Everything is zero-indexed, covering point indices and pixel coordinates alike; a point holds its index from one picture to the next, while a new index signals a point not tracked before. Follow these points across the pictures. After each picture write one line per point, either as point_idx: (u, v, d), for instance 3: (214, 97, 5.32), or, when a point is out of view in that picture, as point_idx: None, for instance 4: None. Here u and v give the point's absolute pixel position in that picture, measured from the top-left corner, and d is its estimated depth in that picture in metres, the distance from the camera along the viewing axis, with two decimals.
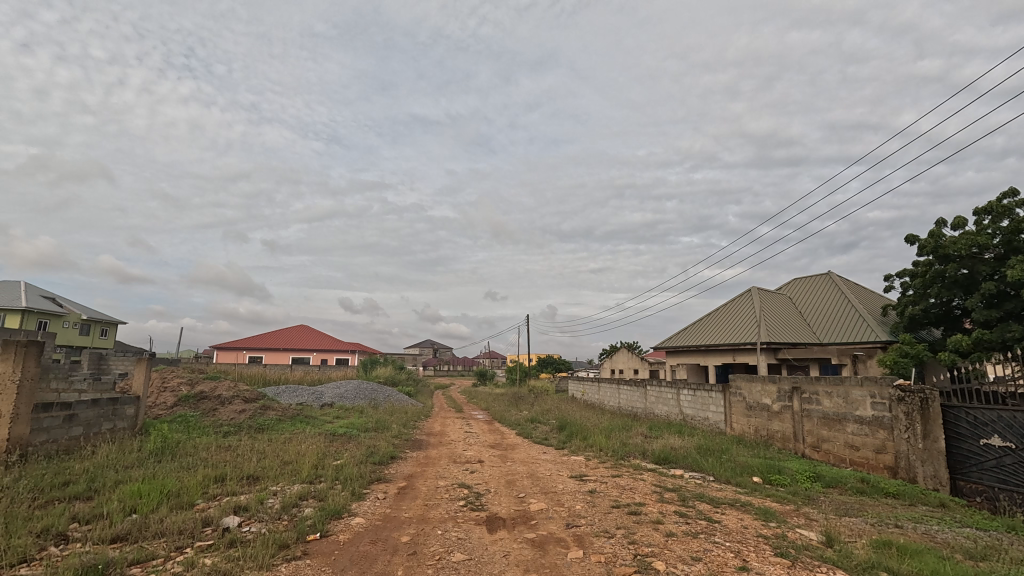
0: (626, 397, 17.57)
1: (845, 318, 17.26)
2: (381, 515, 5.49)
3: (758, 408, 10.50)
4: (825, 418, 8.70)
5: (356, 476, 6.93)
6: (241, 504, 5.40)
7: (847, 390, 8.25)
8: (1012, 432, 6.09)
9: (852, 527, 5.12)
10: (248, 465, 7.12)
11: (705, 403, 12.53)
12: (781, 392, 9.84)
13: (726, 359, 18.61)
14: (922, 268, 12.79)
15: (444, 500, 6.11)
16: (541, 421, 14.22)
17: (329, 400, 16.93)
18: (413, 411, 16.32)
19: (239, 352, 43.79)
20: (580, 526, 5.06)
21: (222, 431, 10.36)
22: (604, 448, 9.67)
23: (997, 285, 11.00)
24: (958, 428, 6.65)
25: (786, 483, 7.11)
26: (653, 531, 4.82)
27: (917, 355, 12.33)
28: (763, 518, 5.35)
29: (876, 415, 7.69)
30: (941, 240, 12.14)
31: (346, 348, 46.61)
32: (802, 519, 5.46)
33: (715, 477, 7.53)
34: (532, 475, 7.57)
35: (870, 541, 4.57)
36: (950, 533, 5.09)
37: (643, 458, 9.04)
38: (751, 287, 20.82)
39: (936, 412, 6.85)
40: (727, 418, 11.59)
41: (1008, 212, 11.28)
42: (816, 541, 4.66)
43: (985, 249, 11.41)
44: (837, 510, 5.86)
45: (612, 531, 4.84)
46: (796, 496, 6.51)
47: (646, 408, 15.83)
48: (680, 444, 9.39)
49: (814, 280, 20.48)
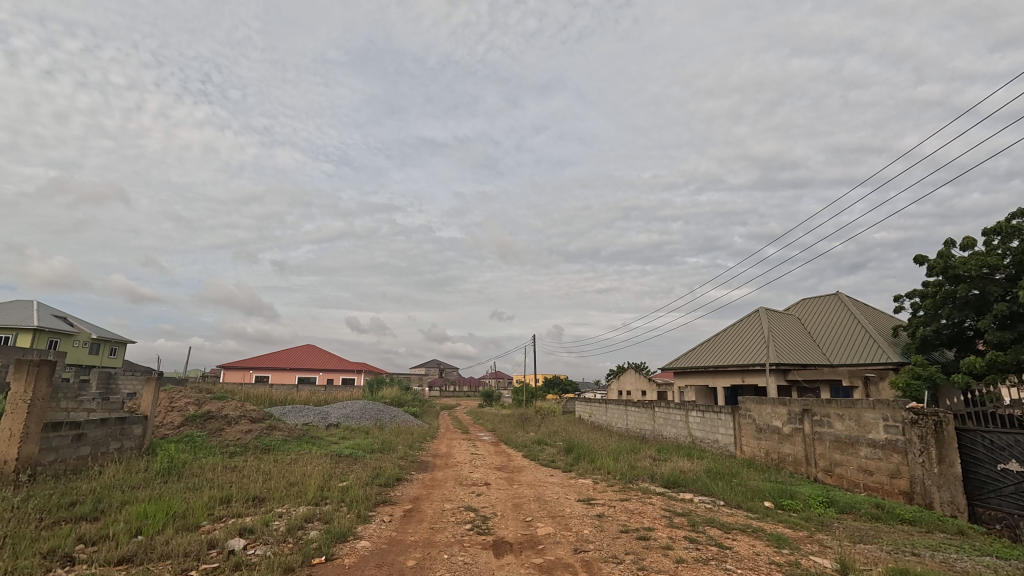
0: (634, 419, 17.31)
1: (855, 338, 17.10)
2: (387, 539, 5.42)
3: (768, 430, 10.34)
4: (837, 442, 8.54)
5: (362, 498, 6.88)
6: (246, 526, 5.36)
7: (858, 413, 8.12)
8: None
9: (867, 555, 5.00)
10: (253, 486, 7.07)
11: (714, 425, 12.37)
12: (791, 414, 9.70)
13: (734, 381, 18.42)
14: (932, 289, 12.69)
15: (451, 524, 6.04)
16: (548, 443, 14.06)
17: (335, 419, 16.96)
18: (419, 433, 16.19)
19: (245, 372, 43.89)
20: (589, 551, 4.96)
21: (228, 451, 10.35)
22: (612, 471, 9.55)
23: (1010, 306, 10.87)
24: (975, 452, 6.49)
25: (798, 508, 6.96)
26: (662, 557, 4.72)
27: (930, 377, 12.13)
28: (776, 544, 5.23)
29: (890, 438, 7.55)
30: (950, 261, 12.08)
31: (352, 368, 46.69)
32: (815, 546, 5.34)
33: (725, 501, 7.40)
34: (539, 498, 7.47)
35: (885, 569, 4.45)
36: (969, 562, 4.95)
37: (652, 481, 8.90)
38: (760, 307, 20.68)
39: (951, 435, 6.72)
40: (736, 440, 11.44)
41: (1017, 233, 11.23)
42: (830, 568, 4.55)
43: (995, 270, 11.34)
44: (852, 537, 5.73)
45: (621, 557, 4.75)
46: (809, 522, 6.36)
47: (655, 430, 15.55)
48: (689, 466, 9.26)
49: (823, 299, 20.38)
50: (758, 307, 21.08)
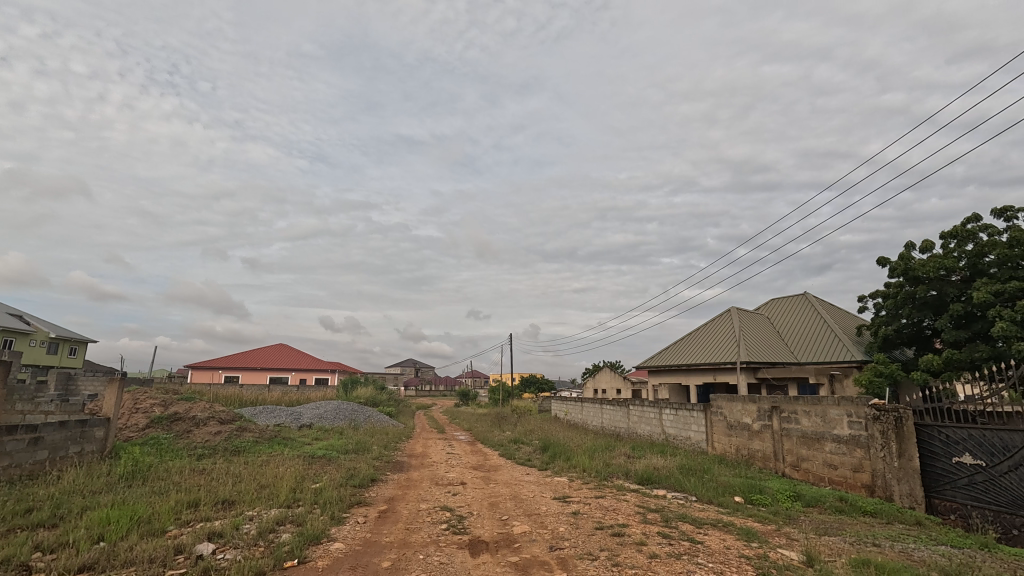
0: (609, 418, 17.51)
1: (821, 337, 17.65)
2: (362, 540, 5.36)
3: (738, 427, 10.59)
4: (804, 437, 8.80)
5: (336, 500, 6.77)
6: (216, 530, 5.23)
7: (824, 409, 8.38)
8: (982, 450, 6.21)
9: (831, 546, 5.18)
10: (222, 489, 6.90)
11: (686, 423, 12.60)
12: (761, 411, 9.95)
13: (706, 379, 18.81)
14: (893, 290, 13.20)
15: (427, 524, 6.01)
16: (524, 442, 14.10)
17: (308, 420, 16.65)
18: (394, 432, 16.04)
19: (214, 372, 42.74)
20: (564, 549, 5.00)
21: (196, 454, 10.07)
22: (587, 468, 9.65)
23: (965, 307, 11.39)
24: (932, 446, 6.80)
25: (767, 503, 7.16)
26: (636, 553, 4.80)
27: (891, 375, 12.61)
28: (746, 538, 5.37)
29: (854, 434, 7.81)
30: (911, 263, 12.58)
31: (326, 368, 45.97)
32: (783, 539, 5.50)
33: (697, 497, 7.56)
34: (515, 496, 7.50)
35: (848, 560, 4.60)
36: (926, 551, 5.17)
37: (626, 478, 9.02)
38: (731, 307, 21.14)
39: (910, 430, 6.97)
40: (708, 437, 11.68)
41: (972, 237, 11.77)
42: (797, 560, 4.69)
43: (952, 272, 11.85)
44: (817, 529, 5.92)
45: (596, 553, 4.81)
46: (777, 516, 6.55)
47: (630, 428, 15.76)
48: (662, 463, 9.42)
49: (791, 299, 20.96)
50: (729, 307, 21.53)
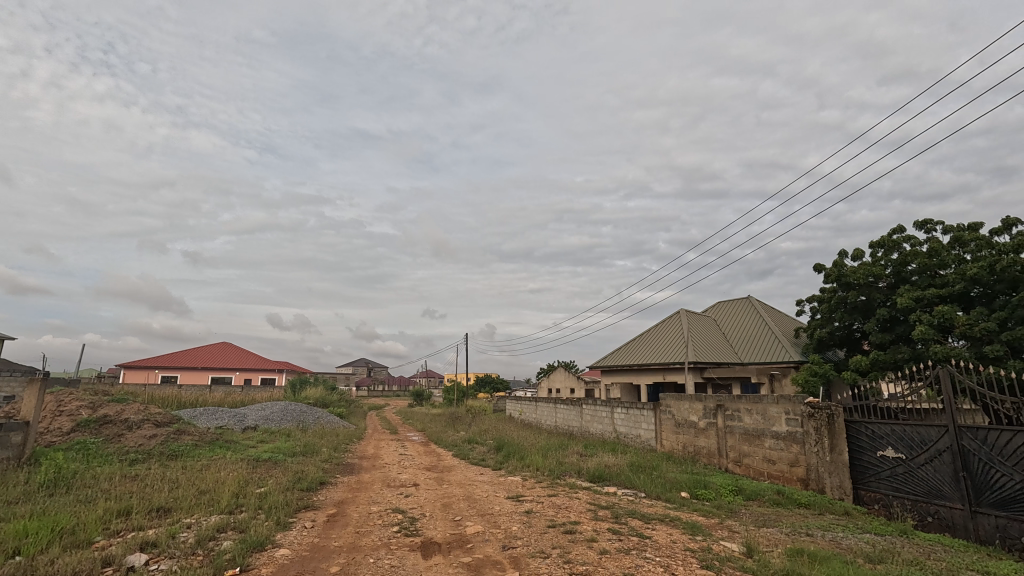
0: (563, 417, 17.75)
1: (763, 338, 18.57)
2: (309, 545, 5.19)
3: (686, 425, 10.98)
4: (746, 434, 9.23)
5: (282, 504, 6.53)
6: (149, 540, 4.93)
7: (765, 407, 8.82)
8: (901, 444, 6.67)
9: (769, 537, 5.46)
10: (158, 495, 6.51)
11: (637, 421, 12.95)
12: (706, 409, 10.36)
13: (656, 378, 19.41)
14: (827, 295, 14.05)
15: (377, 527, 5.89)
16: (478, 442, 14.08)
17: (252, 422, 15.97)
18: (345, 434, 15.64)
19: (150, 371, 40.26)
20: (516, 548, 5.03)
21: (128, 459, 9.45)
22: (540, 467, 9.74)
23: (890, 311, 12.27)
24: (859, 441, 7.28)
25: (711, 497, 7.47)
26: (587, 549, 4.89)
27: (824, 374, 13.42)
28: (691, 532, 5.58)
29: (791, 430, 8.26)
30: (843, 270, 13.44)
31: (273, 368, 44.24)
32: (725, 532, 5.75)
33: (646, 493, 7.78)
34: (469, 497, 7.47)
35: (784, 550, 4.86)
36: (853, 539, 5.54)
37: (578, 476, 9.18)
38: (680, 309, 21.89)
39: (841, 426, 7.48)
40: (657, 435, 12.05)
41: (897, 247, 12.70)
42: (737, 552, 4.91)
43: (879, 279, 12.74)
44: (756, 522, 6.23)
45: (548, 551, 4.87)
46: (720, 510, 6.84)
47: (582, 427, 16.03)
48: (613, 461, 9.64)
49: (736, 303, 21.94)
50: (679, 309, 22.28)
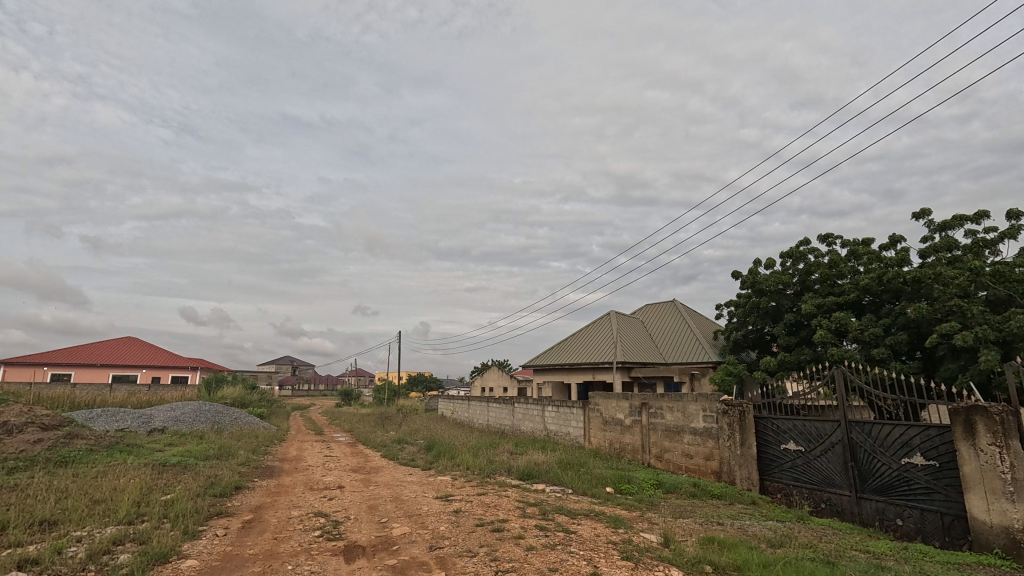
0: (495, 416, 17.83)
1: (685, 340, 19.64)
2: (220, 555, 4.86)
3: (612, 422, 11.39)
4: (667, 431, 9.72)
5: (190, 512, 6.07)
6: (29, 557, 4.41)
7: (685, 405, 9.34)
8: (801, 438, 7.31)
9: (685, 527, 5.79)
10: (41, 507, 5.84)
11: (567, 419, 13.26)
12: (632, 407, 10.80)
13: (586, 377, 19.99)
14: (742, 300, 15.12)
15: (297, 532, 5.62)
16: (408, 442, 13.82)
17: (159, 424, 14.71)
18: (264, 435, 14.80)
19: (36, 368, 36.01)
20: (444, 548, 4.99)
21: (5, 467, 8.39)
22: (470, 466, 9.72)
23: (795, 317, 13.40)
24: (765, 435, 7.89)
25: (633, 491, 7.80)
26: (514, 547, 4.94)
27: (738, 374, 14.43)
28: (614, 525, 5.79)
29: (707, 426, 8.80)
30: (757, 277, 14.51)
31: (185, 365, 41.03)
32: (645, 524, 6.03)
33: (573, 489, 7.99)
34: (396, 498, 7.32)
35: (697, 539, 5.17)
36: (757, 526, 6.01)
37: (508, 475, 9.26)
38: (610, 310, 22.66)
39: (750, 422, 8.07)
40: (585, 432, 12.40)
41: (803, 258, 13.89)
42: (656, 542, 5.16)
43: (787, 286, 13.88)
44: (674, 513, 6.59)
45: (475, 550, 4.87)
46: (641, 503, 7.16)
47: (514, 425, 16.19)
48: (543, 459, 9.82)
49: (662, 305, 23.04)
50: (609, 310, 23.07)
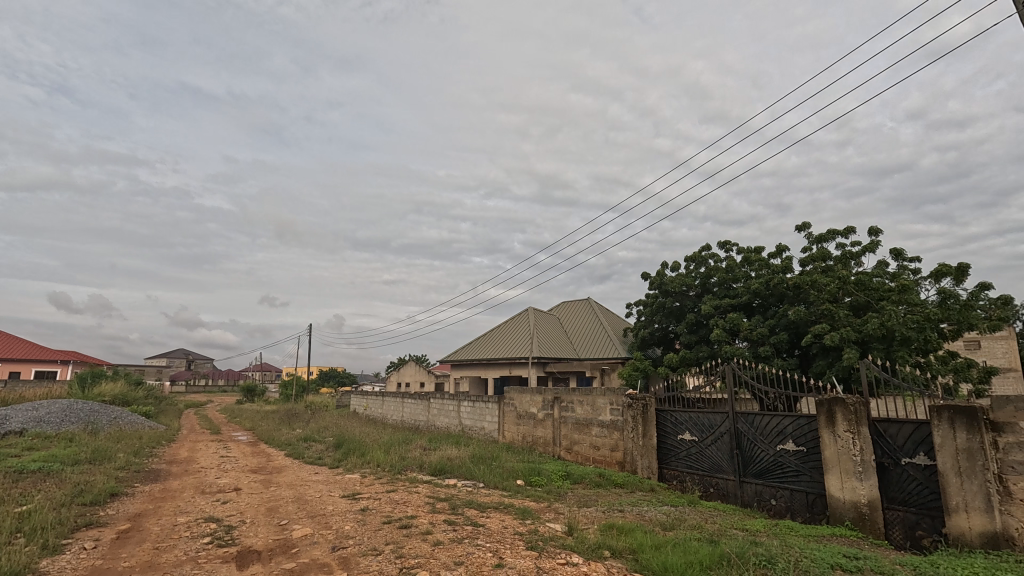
0: (410, 411, 17.55)
1: (598, 337, 20.51)
2: (89, 570, 4.37)
3: (526, 416, 11.65)
4: (577, 424, 10.12)
5: (53, 524, 5.39)
6: None
7: (594, 399, 9.77)
8: (696, 428, 7.94)
9: (588, 515, 6.08)
10: None
11: (482, 414, 13.36)
12: (545, 401, 11.10)
13: (503, 373, 20.27)
14: (650, 300, 16.08)
15: (183, 539, 5.19)
16: (315, 440, 13.22)
17: (17, 426, 12.86)
18: (150, 436, 13.46)
19: None
20: (347, 548, 4.84)
21: None
22: (381, 464, 9.50)
23: (696, 316, 14.48)
24: (665, 426, 8.47)
25: (543, 483, 8.05)
26: (421, 542, 4.91)
27: (644, 369, 15.35)
28: (521, 517, 5.95)
29: (613, 419, 9.28)
30: (664, 278, 15.49)
31: (54, 358, 36.19)
32: (551, 514, 6.26)
33: (484, 483, 8.08)
34: (299, 498, 6.99)
35: (598, 526, 5.45)
36: (654, 511, 6.45)
37: (420, 470, 9.17)
38: (529, 307, 23.11)
39: (652, 414, 8.62)
40: (499, 427, 12.58)
41: (705, 262, 15.03)
42: (560, 531, 5.37)
43: (690, 288, 14.96)
44: (579, 502, 6.89)
45: (381, 548, 4.78)
46: (550, 494, 7.42)
47: (429, 421, 16.04)
48: (456, 454, 9.83)
49: (577, 303, 23.89)
50: (527, 307, 23.51)
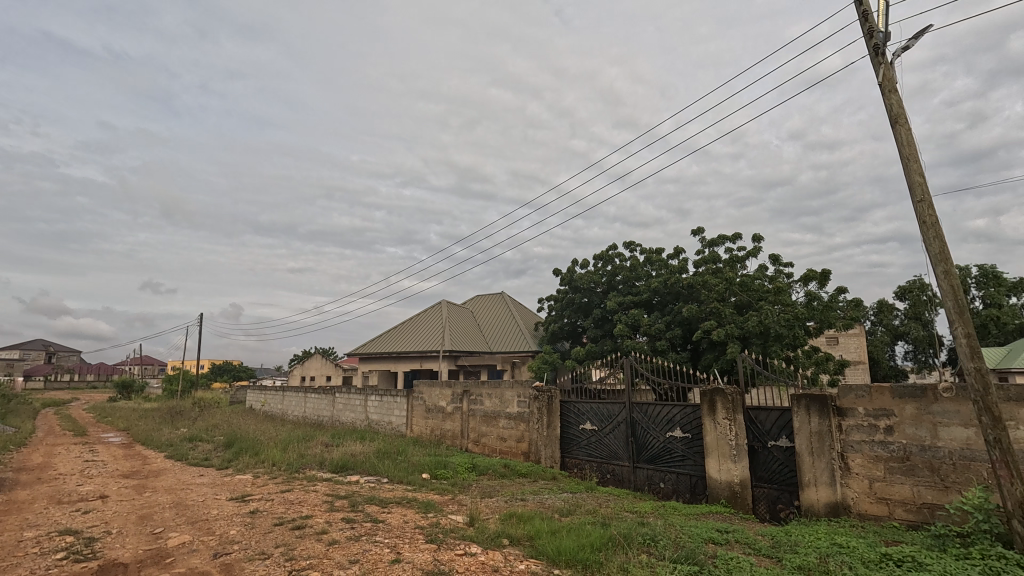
0: (312, 407, 16.72)
1: (510, 330, 20.84)
2: None
3: (435, 410, 11.57)
4: (485, 416, 10.24)
5: None
6: None
7: (502, 392, 9.94)
8: (596, 418, 8.37)
9: (490, 506, 6.19)
10: None
11: (390, 408, 13.07)
12: (454, 395, 11.10)
13: (414, 366, 19.96)
14: (560, 295, 16.62)
15: (29, 557, 4.55)
16: (203, 439, 12.17)
17: None
18: None
19: None
20: (231, 554, 4.53)
21: None
22: (277, 462, 8.98)
23: (602, 312, 15.21)
24: (568, 417, 8.84)
25: (448, 476, 8.07)
26: (314, 543, 4.72)
27: (552, 362, 15.85)
28: (424, 510, 5.92)
29: (520, 411, 9.50)
30: (574, 275, 16.09)
31: None
32: (454, 506, 6.29)
33: (388, 478, 7.93)
34: (178, 504, 6.40)
35: (499, 515, 5.56)
36: (554, 499, 6.72)
37: (320, 468, 8.78)
38: (442, 300, 22.90)
39: (556, 406, 8.95)
40: (407, 421, 12.38)
41: (611, 261, 15.81)
42: (461, 523, 5.42)
43: (597, 285, 15.67)
44: (482, 493, 6.99)
45: (269, 552, 4.52)
46: (454, 486, 7.45)
47: (333, 416, 15.39)
48: (360, 449, 9.54)
49: (491, 297, 24.08)
50: (441, 300, 23.29)
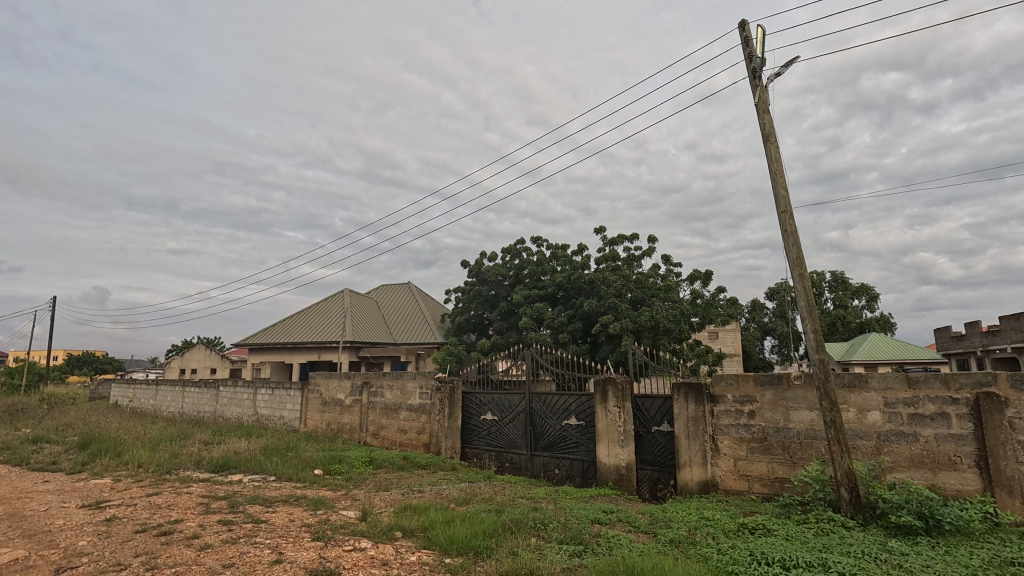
0: (192, 402, 15.23)
1: (415, 321, 20.48)
2: None
3: (332, 403, 11.07)
4: (385, 408, 9.99)
5: None
6: None
7: (403, 383, 9.75)
8: (497, 408, 8.51)
9: (384, 499, 6.07)
10: None
11: (282, 402, 12.28)
12: (353, 387, 10.69)
13: (311, 357, 18.93)
14: (468, 287, 16.62)
15: None
16: (51, 441, 10.59)
17: None
18: None
19: None
20: (78, 567, 4.00)
21: None
22: (144, 464, 8.07)
23: (508, 305, 15.46)
24: (469, 408, 8.90)
25: (343, 471, 7.77)
26: (183, 549, 4.31)
27: (457, 354, 15.83)
28: (313, 507, 5.66)
29: (422, 402, 9.40)
30: (482, 267, 16.17)
31: None
32: (346, 502, 6.07)
33: (276, 476, 7.46)
34: (13, 515, 5.52)
35: (393, 508, 5.47)
36: (451, 489, 6.74)
37: (196, 468, 8.04)
38: (344, 288, 21.91)
39: (458, 397, 8.97)
40: (301, 415, 11.73)
41: (519, 255, 16.11)
42: (353, 518, 5.25)
43: (504, 278, 15.88)
44: (378, 487, 6.82)
45: (127, 562, 4.06)
46: (348, 481, 7.20)
47: (216, 411, 14.15)
48: (244, 447, 8.87)
49: (398, 287, 23.49)
50: (343, 288, 22.27)
